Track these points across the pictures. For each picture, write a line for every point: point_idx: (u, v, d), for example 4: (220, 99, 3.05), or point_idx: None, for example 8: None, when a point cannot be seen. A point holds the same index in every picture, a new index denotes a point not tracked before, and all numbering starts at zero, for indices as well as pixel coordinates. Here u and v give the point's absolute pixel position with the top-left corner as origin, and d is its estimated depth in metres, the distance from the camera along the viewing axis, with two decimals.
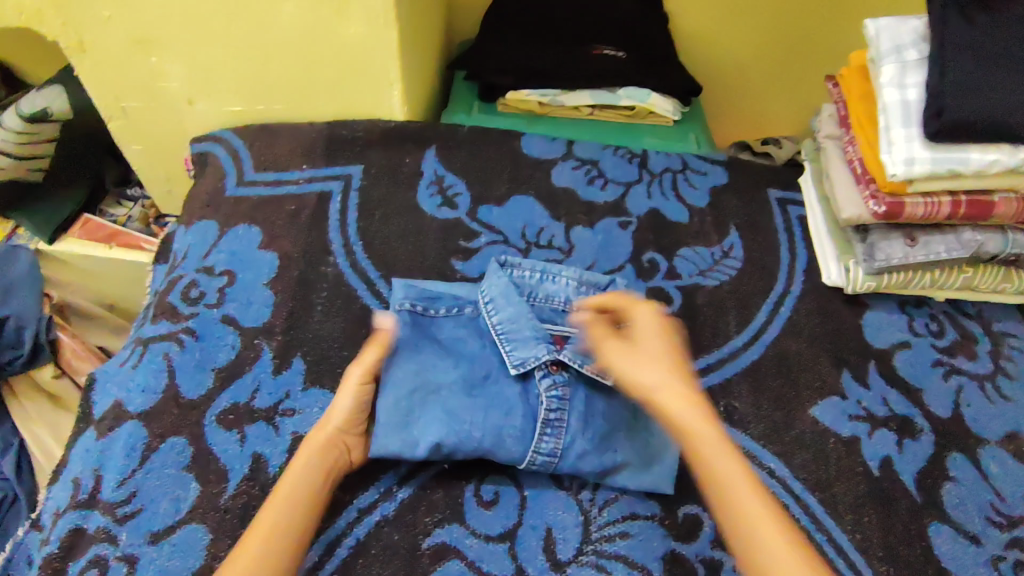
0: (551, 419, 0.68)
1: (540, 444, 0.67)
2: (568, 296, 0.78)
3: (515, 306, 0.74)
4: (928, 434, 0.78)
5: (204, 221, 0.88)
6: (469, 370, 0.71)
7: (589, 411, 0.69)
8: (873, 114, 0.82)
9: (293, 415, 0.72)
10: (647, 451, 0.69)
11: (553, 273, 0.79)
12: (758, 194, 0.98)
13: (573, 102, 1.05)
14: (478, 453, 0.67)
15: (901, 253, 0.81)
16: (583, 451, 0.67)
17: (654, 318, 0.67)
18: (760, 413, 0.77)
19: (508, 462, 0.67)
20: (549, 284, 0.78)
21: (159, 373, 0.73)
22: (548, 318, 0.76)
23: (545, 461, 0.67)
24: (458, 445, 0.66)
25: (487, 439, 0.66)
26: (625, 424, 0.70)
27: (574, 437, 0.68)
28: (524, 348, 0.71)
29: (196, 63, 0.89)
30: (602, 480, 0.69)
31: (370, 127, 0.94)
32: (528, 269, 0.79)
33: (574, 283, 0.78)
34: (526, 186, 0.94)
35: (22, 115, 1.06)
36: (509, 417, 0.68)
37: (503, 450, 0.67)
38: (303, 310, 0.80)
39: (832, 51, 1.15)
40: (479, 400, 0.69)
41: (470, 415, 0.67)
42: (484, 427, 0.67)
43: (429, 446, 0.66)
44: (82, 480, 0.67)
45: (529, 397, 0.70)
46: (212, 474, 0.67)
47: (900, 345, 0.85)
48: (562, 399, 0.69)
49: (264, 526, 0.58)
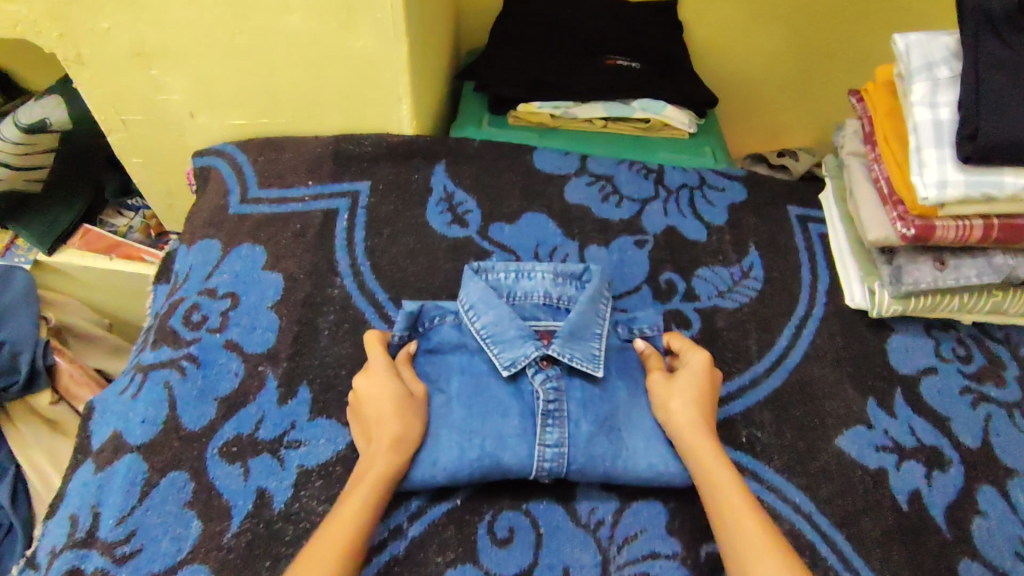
0: (552, 411, 0.67)
1: (545, 436, 0.66)
2: (547, 289, 0.76)
3: (495, 310, 0.72)
4: (958, 466, 0.75)
5: (206, 240, 0.85)
6: (462, 382, 0.69)
7: (587, 398, 0.69)
8: (901, 133, 0.79)
9: (299, 447, 0.69)
10: (649, 427, 0.68)
11: (528, 270, 0.77)
12: (778, 211, 0.95)
13: (586, 114, 1.02)
14: (485, 458, 0.64)
15: (930, 278, 0.78)
16: (590, 436, 0.66)
17: (701, 358, 0.70)
18: (783, 444, 0.74)
19: (517, 465, 0.65)
20: (526, 283, 0.76)
21: (160, 402, 0.71)
22: (531, 315, 0.75)
23: (554, 455, 0.65)
24: (460, 456, 0.64)
25: (488, 443, 0.65)
26: (624, 403, 0.69)
27: (578, 423, 0.67)
28: (512, 349, 0.70)
29: (198, 75, 0.86)
30: (613, 471, 0.66)
31: (378, 142, 0.92)
32: (501, 271, 0.76)
33: (550, 277, 0.77)
34: (538, 203, 0.91)
35: (19, 126, 1.03)
36: (507, 418, 0.67)
37: (510, 452, 0.65)
38: (309, 335, 0.77)
39: (850, 61, 1.12)
40: (477, 406, 0.67)
41: (469, 424, 0.66)
42: (484, 433, 0.65)
43: (429, 462, 0.64)
44: (80, 517, 0.64)
45: (523, 396, 0.69)
46: (215, 510, 0.64)
47: (927, 370, 0.82)
48: (558, 390, 0.68)
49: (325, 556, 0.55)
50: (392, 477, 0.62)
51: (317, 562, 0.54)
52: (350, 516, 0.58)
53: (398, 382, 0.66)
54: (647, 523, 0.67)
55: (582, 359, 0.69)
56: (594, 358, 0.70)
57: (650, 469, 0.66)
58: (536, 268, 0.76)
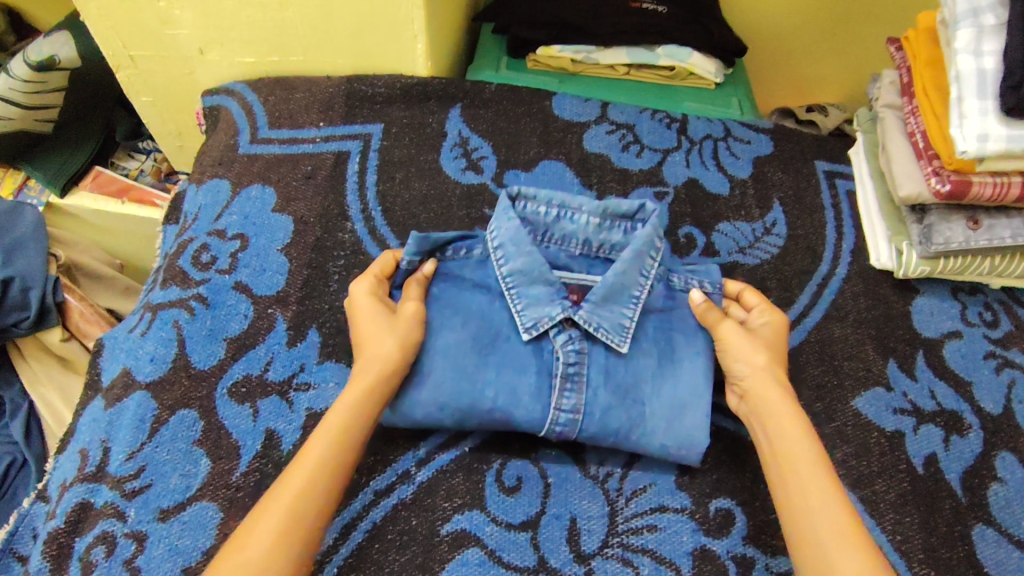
0: (571, 374, 0.65)
1: (561, 400, 0.64)
2: (587, 237, 0.71)
3: (527, 255, 0.68)
4: (978, 431, 0.73)
5: (216, 179, 0.84)
6: (481, 327, 0.67)
7: (611, 364, 0.66)
8: (942, 85, 0.75)
9: (308, 389, 0.68)
10: (680, 398, 0.65)
11: (572, 207, 0.71)
12: (806, 165, 0.91)
13: (609, 60, 0.98)
14: (492, 412, 0.64)
15: (962, 238, 0.75)
16: (609, 405, 0.64)
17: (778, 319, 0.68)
18: (799, 404, 0.73)
19: (528, 422, 0.64)
20: (566, 223, 0.71)
21: (169, 341, 0.70)
22: (564, 263, 0.72)
23: (567, 421, 0.63)
24: (470, 407, 0.63)
25: (500, 397, 0.64)
26: (651, 375, 0.66)
27: (597, 390, 0.64)
28: (537, 308, 0.67)
29: (206, 10, 0.83)
30: (629, 440, 0.64)
31: (391, 83, 0.89)
32: (542, 204, 0.71)
33: (594, 223, 0.71)
34: (556, 151, 0.88)
35: (29, 64, 1.03)
36: (523, 375, 0.65)
37: (522, 409, 0.64)
38: (319, 278, 0.76)
39: (892, 12, 1.06)
40: (492, 356, 0.66)
41: (482, 371, 0.64)
42: (497, 385, 0.64)
43: (437, 405, 0.63)
44: (90, 452, 0.64)
45: (543, 354, 0.67)
46: (224, 450, 0.64)
47: (951, 334, 0.79)
48: (580, 351, 0.66)
49: (305, 467, 0.55)
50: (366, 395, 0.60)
51: (299, 468, 0.55)
52: (315, 445, 0.57)
53: (377, 304, 0.66)
54: (656, 477, 0.66)
55: (609, 331, 0.66)
56: (622, 331, 0.66)
57: (664, 447, 0.64)
58: (581, 210, 0.71)
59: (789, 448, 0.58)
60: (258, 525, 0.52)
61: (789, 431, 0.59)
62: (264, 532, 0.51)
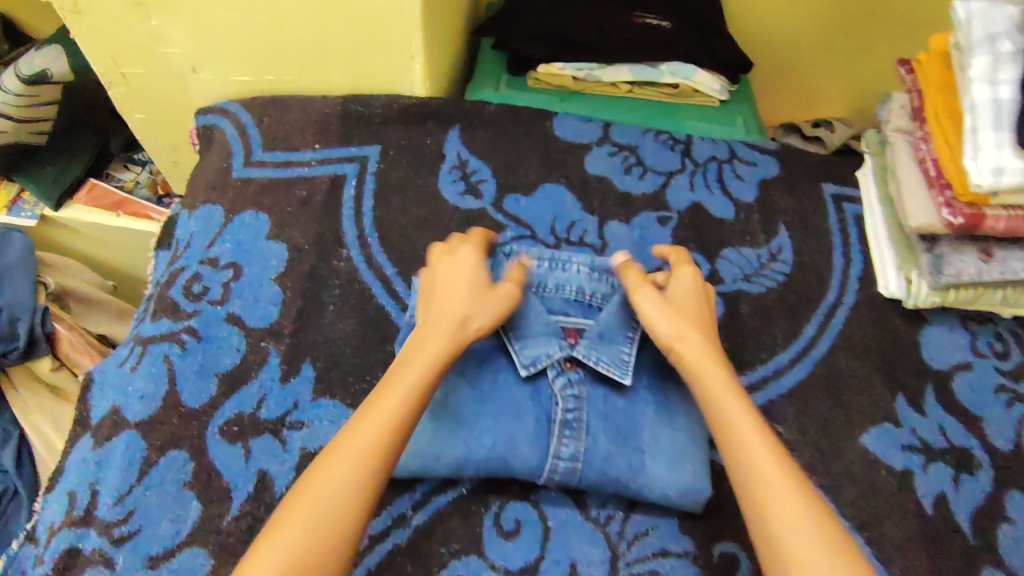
0: (570, 421, 0.63)
1: (560, 448, 0.62)
2: (581, 284, 0.71)
3: (521, 301, 0.68)
4: (988, 469, 0.71)
5: (208, 205, 0.81)
6: (478, 376, 0.66)
7: (609, 410, 0.64)
8: (955, 112, 0.72)
9: (301, 428, 0.67)
10: (674, 448, 0.63)
11: (563, 259, 0.72)
12: (813, 188, 0.89)
13: (611, 77, 0.95)
14: (490, 463, 0.62)
15: (974, 270, 0.73)
16: (608, 453, 0.62)
17: (689, 274, 0.68)
18: (806, 440, 0.71)
19: (526, 470, 0.62)
20: (560, 274, 0.71)
21: (159, 378, 0.68)
22: (560, 309, 0.70)
23: (566, 468, 0.62)
24: (466, 454, 0.62)
25: (498, 445, 0.62)
26: (649, 422, 0.64)
27: (596, 437, 0.63)
28: (535, 346, 0.66)
29: (198, 28, 0.80)
30: (629, 486, 0.62)
31: (388, 104, 0.87)
32: (534, 257, 0.72)
33: (585, 271, 0.72)
34: (557, 174, 0.86)
35: (21, 78, 0.99)
36: (520, 422, 0.63)
37: (520, 459, 0.62)
38: (314, 309, 0.74)
39: (901, 28, 1.03)
40: (490, 404, 0.64)
41: (480, 421, 0.63)
42: (494, 433, 0.63)
43: (432, 457, 0.62)
44: (78, 494, 0.63)
45: (541, 399, 0.65)
46: (215, 492, 0.63)
47: (961, 367, 0.78)
48: (578, 398, 0.64)
49: (352, 453, 0.52)
50: (438, 368, 0.57)
51: (371, 424, 0.53)
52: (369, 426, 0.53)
53: (477, 269, 0.65)
54: (658, 520, 0.64)
55: (609, 364, 0.65)
56: (622, 364, 0.65)
57: (664, 496, 0.62)
58: (573, 260, 0.72)
59: (725, 412, 0.57)
60: (317, 487, 0.50)
61: (721, 388, 0.58)
62: (331, 493, 0.50)
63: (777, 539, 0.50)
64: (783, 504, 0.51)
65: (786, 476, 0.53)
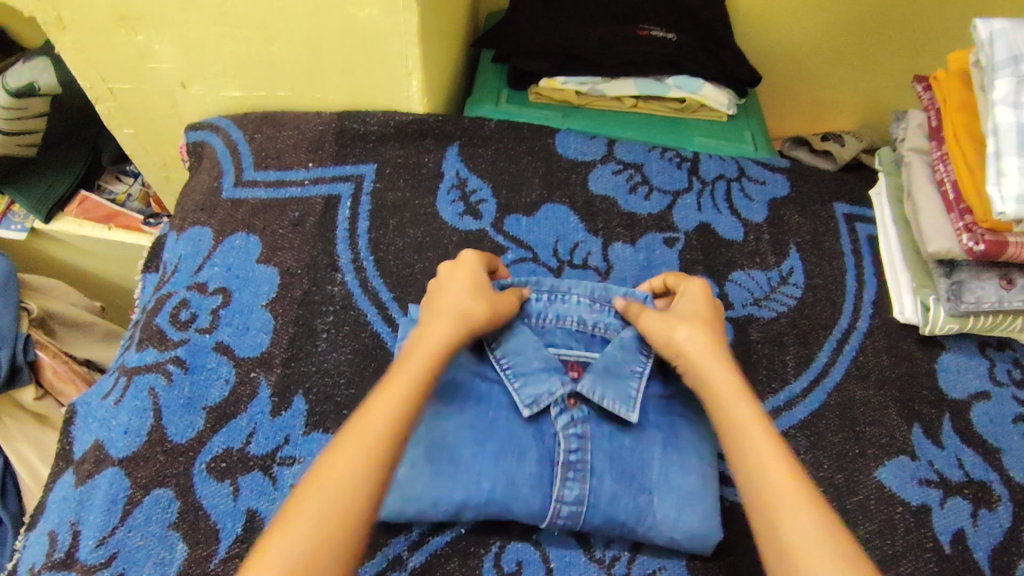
0: (573, 463, 0.60)
1: (563, 492, 0.59)
2: (581, 316, 0.70)
3: (519, 336, 0.67)
4: (1007, 504, 0.68)
5: (196, 227, 0.78)
6: (476, 415, 0.62)
7: (615, 450, 0.61)
8: (974, 135, 0.69)
9: (292, 464, 0.64)
10: (684, 492, 0.60)
11: (563, 290, 0.71)
12: (824, 208, 0.86)
13: (615, 92, 0.93)
14: (490, 507, 0.59)
15: (995, 297, 0.70)
16: (614, 494, 0.59)
17: (697, 287, 0.66)
18: (819, 475, 0.68)
19: (527, 515, 0.59)
20: (559, 305, 0.70)
21: (144, 412, 0.65)
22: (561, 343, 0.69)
23: (570, 512, 0.59)
24: (464, 500, 0.59)
25: (498, 488, 0.59)
26: (658, 461, 0.61)
27: (601, 478, 0.60)
28: (536, 384, 0.63)
29: (188, 43, 0.77)
30: (637, 529, 0.59)
31: (385, 121, 0.84)
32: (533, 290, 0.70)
33: (585, 302, 0.70)
34: (559, 192, 0.84)
35: (9, 91, 0.96)
36: (522, 462, 0.60)
37: (522, 502, 0.59)
38: (306, 337, 0.71)
39: (914, 41, 1.00)
40: (489, 445, 0.61)
41: (478, 463, 0.60)
42: (494, 476, 0.59)
43: (429, 502, 0.59)
44: (58, 535, 0.60)
45: (544, 438, 0.62)
46: (202, 533, 0.60)
47: (979, 396, 0.74)
48: (582, 438, 0.62)
49: (364, 436, 0.50)
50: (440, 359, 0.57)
51: (381, 408, 0.52)
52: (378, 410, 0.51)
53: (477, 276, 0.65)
54: (667, 560, 0.61)
55: (614, 399, 0.63)
56: (627, 399, 0.63)
57: (673, 541, 0.59)
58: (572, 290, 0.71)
59: (726, 406, 0.55)
60: (326, 473, 0.48)
61: (724, 384, 0.57)
62: (339, 483, 0.47)
63: (780, 529, 0.47)
64: (787, 495, 0.48)
65: (789, 469, 0.50)
